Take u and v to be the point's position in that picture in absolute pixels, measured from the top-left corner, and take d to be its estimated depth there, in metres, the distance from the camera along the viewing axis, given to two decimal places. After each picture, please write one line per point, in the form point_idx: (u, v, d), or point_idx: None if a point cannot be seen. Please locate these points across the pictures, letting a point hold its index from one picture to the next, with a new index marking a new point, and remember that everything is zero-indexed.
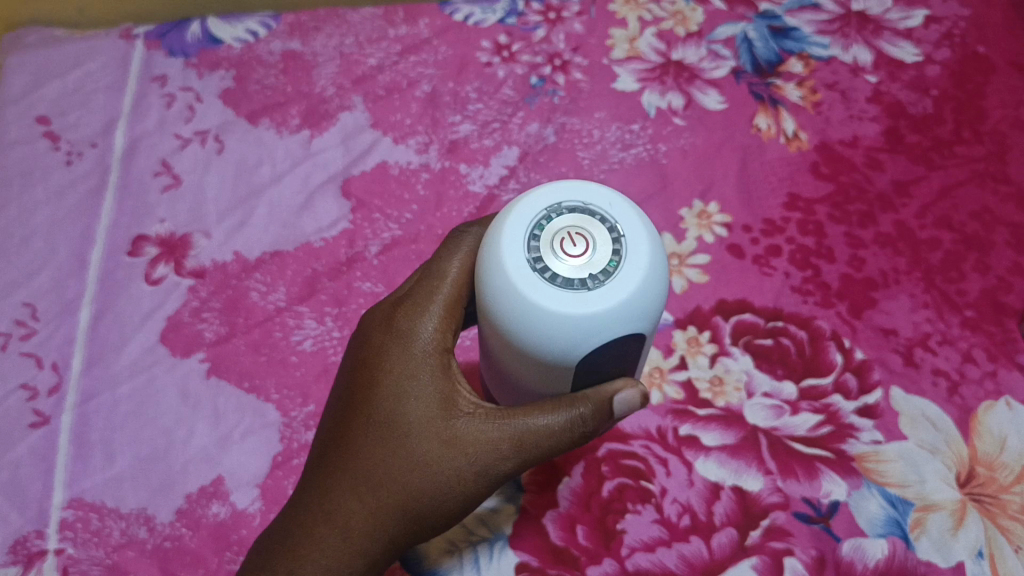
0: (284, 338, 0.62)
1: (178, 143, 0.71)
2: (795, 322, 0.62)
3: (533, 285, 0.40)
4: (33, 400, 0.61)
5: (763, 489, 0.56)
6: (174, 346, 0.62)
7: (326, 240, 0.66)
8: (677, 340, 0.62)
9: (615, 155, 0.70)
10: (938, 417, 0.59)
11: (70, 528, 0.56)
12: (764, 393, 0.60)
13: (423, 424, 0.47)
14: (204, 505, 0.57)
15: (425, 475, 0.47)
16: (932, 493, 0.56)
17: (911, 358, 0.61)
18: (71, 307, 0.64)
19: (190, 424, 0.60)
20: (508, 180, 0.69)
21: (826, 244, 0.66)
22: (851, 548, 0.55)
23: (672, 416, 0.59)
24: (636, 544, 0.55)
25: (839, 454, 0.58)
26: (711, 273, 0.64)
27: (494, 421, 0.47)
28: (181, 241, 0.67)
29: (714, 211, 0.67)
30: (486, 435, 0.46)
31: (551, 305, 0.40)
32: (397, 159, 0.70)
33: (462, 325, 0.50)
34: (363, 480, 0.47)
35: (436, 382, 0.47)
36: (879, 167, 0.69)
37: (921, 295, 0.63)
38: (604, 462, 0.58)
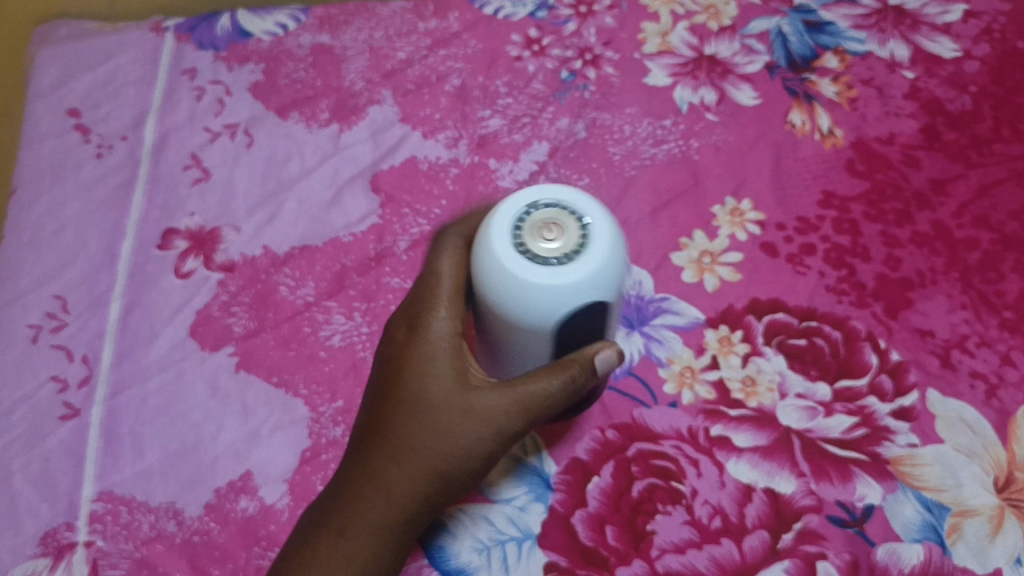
0: (313, 333, 0.62)
1: (208, 137, 0.71)
2: (829, 323, 0.61)
3: (513, 263, 0.40)
4: (63, 393, 0.61)
5: (796, 492, 0.56)
6: (204, 340, 0.62)
7: (355, 235, 0.66)
8: (708, 340, 0.61)
9: (646, 150, 0.69)
10: (976, 420, 0.58)
11: (99, 521, 0.57)
12: (797, 394, 0.59)
13: (446, 398, 0.47)
14: (233, 500, 0.57)
15: (446, 452, 0.47)
16: (969, 498, 0.55)
17: (948, 360, 0.60)
18: (101, 300, 0.64)
19: (219, 419, 0.60)
20: (538, 175, 0.68)
21: (861, 244, 0.64)
22: (885, 553, 0.54)
23: (704, 417, 0.58)
24: (667, 545, 0.54)
25: (874, 457, 0.57)
26: (744, 271, 0.64)
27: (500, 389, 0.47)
28: (211, 235, 0.66)
29: (747, 209, 0.66)
30: (495, 402, 0.46)
31: (526, 281, 0.39)
32: (426, 154, 0.69)
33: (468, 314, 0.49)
34: (395, 457, 0.47)
35: (454, 355, 0.48)
36: (916, 164, 0.68)
37: (958, 296, 0.62)
38: (634, 462, 0.57)
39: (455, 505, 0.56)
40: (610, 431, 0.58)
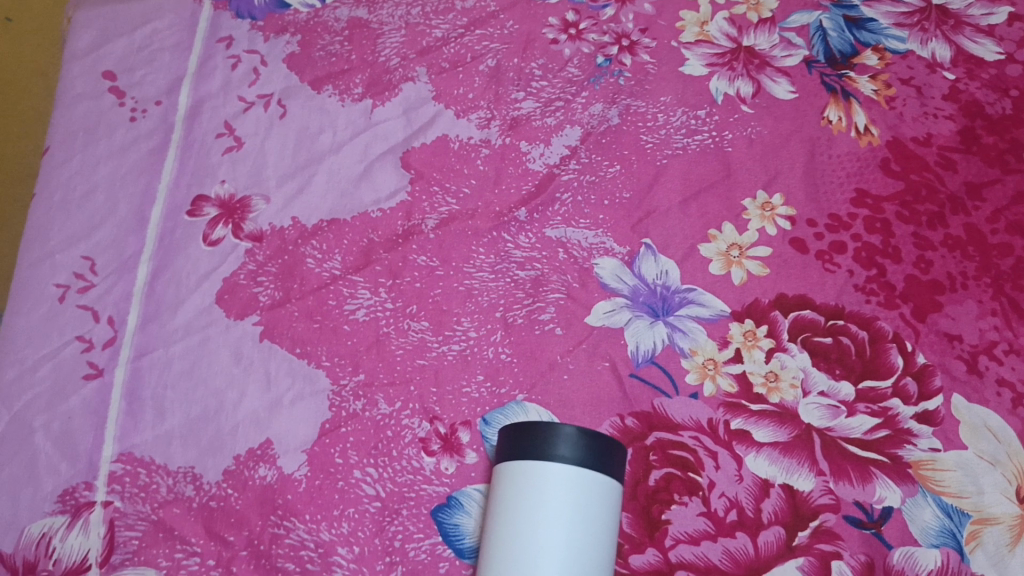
0: (337, 306, 0.62)
1: (241, 106, 0.71)
2: (857, 322, 0.61)
3: None
4: (88, 352, 0.61)
5: (814, 490, 0.55)
6: (230, 308, 0.63)
7: (383, 211, 0.66)
8: (733, 333, 0.61)
9: (679, 140, 0.68)
10: (1000, 428, 0.57)
11: (118, 481, 0.57)
12: (820, 392, 0.58)
13: (194, 416, 0.59)
14: (252, 467, 0.57)
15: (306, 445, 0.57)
16: (990, 506, 0.55)
17: (975, 366, 0.59)
18: (129, 263, 0.65)
19: (241, 386, 0.60)
20: (569, 160, 0.68)
21: (892, 244, 0.64)
22: (902, 557, 0.53)
23: (724, 410, 0.58)
24: (681, 536, 0.54)
25: (894, 459, 0.56)
26: (772, 266, 0.63)
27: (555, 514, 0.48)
28: (241, 204, 0.67)
29: (779, 203, 0.65)
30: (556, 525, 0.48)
31: None
32: (458, 133, 0.69)
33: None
34: None
35: (182, 381, 0.60)
36: (952, 167, 0.67)
37: (988, 302, 0.62)
38: (653, 451, 0.57)
39: (469, 484, 0.56)
40: (630, 419, 0.58)
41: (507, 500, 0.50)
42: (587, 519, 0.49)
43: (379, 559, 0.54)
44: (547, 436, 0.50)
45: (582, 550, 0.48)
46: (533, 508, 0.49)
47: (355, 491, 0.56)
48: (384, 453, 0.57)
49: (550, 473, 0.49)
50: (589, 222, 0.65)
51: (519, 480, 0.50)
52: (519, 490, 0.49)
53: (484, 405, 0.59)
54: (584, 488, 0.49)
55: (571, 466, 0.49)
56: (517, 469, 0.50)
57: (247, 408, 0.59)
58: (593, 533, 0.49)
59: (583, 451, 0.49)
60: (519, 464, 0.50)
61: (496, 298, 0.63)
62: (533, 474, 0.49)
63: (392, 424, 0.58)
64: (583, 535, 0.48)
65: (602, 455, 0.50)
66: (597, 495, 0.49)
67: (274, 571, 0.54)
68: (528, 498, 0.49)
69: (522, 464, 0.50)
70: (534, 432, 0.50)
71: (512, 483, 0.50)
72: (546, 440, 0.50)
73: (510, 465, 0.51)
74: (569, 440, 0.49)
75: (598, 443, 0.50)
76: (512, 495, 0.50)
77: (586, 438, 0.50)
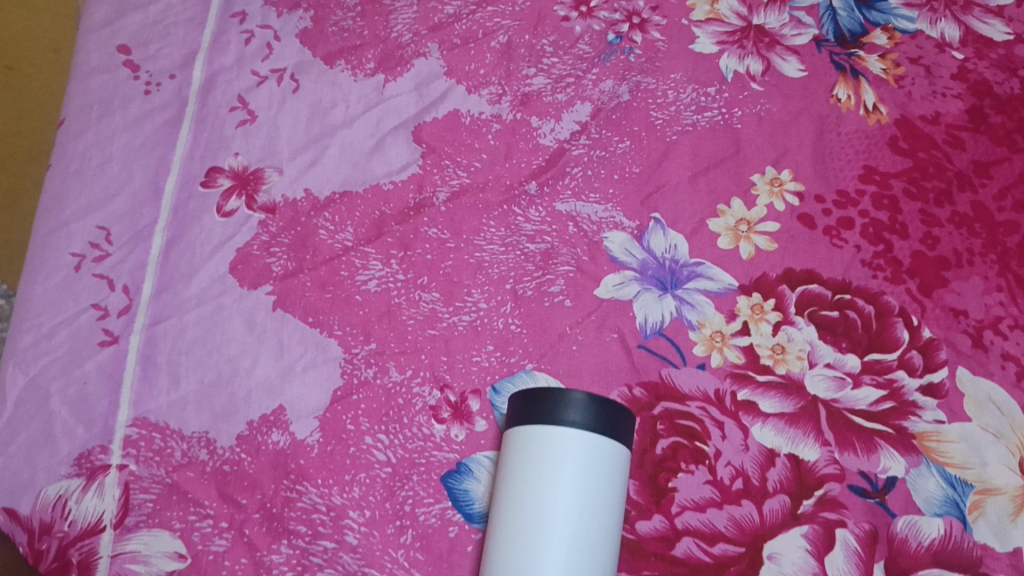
0: (349, 277, 0.63)
1: (255, 80, 0.72)
2: (863, 296, 0.61)
3: None
4: (103, 320, 0.62)
5: (819, 460, 0.56)
6: (243, 278, 0.63)
7: (395, 183, 0.67)
8: (740, 306, 0.61)
9: (688, 117, 0.69)
10: (1005, 401, 0.58)
11: (133, 446, 0.58)
12: (826, 364, 0.59)
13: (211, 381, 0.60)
14: (265, 433, 0.58)
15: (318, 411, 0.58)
16: (993, 477, 0.55)
17: (980, 341, 0.60)
18: (145, 232, 0.65)
19: (254, 353, 0.61)
20: (579, 135, 0.69)
21: (900, 220, 0.64)
22: (905, 526, 0.54)
23: (731, 380, 0.59)
24: (687, 503, 0.55)
25: (899, 430, 0.57)
26: (780, 241, 0.64)
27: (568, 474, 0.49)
28: (254, 176, 0.67)
29: (787, 179, 0.66)
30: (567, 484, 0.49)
31: None
32: (469, 108, 0.70)
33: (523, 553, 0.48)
34: None
35: (198, 347, 0.61)
36: (960, 145, 0.67)
37: (994, 278, 0.62)
38: (660, 420, 0.57)
39: (479, 451, 0.57)
40: (637, 389, 0.59)
41: (516, 464, 0.51)
42: (595, 483, 0.49)
43: (389, 523, 0.55)
44: (558, 401, 0.50)
45: (590, 513, 0.49)
46: (543, 473, 0.49)
47: (367, 457, 0.57)
48: (395, 420, 0.58)
49: (560, 437, 0.50)
50: (599, 197, 0.66)
51: (529, 444, 0.50)
52: (531, 455, 0.50)
53: (494, 374, 0.60)
54: (593, 453, 0.50)
55: (582, 432, 0.50)
56: (528, 436, 0.51)
57: (261, 373, 0.60)
58: (604, 498, 0.50)
59: (593, 417, 0.50)
60: (530, 429, 0.51)
61: (505, 270, 0.63)
62: (545, 439, 0.50)
63: (403, 391, 0.59)
64: (595, 497, 0.49)
65: (612, 421, 0.51)
66: (607, 460, 0.50)
67: (286, 534, 0.55)
68: (537, 462, 0.50)
69: (533, 428, 0.51)
70: (545, 397, 0.51)
71: (523, 450, 0.51)
72: (557, 405, 0.50)
73: (521, 430, 0.52)
74: (580, 406, 0.50)
75: (608, 407, 0.51)
76: (522, 459, 0.50)
77: (597, 404, 0.50)
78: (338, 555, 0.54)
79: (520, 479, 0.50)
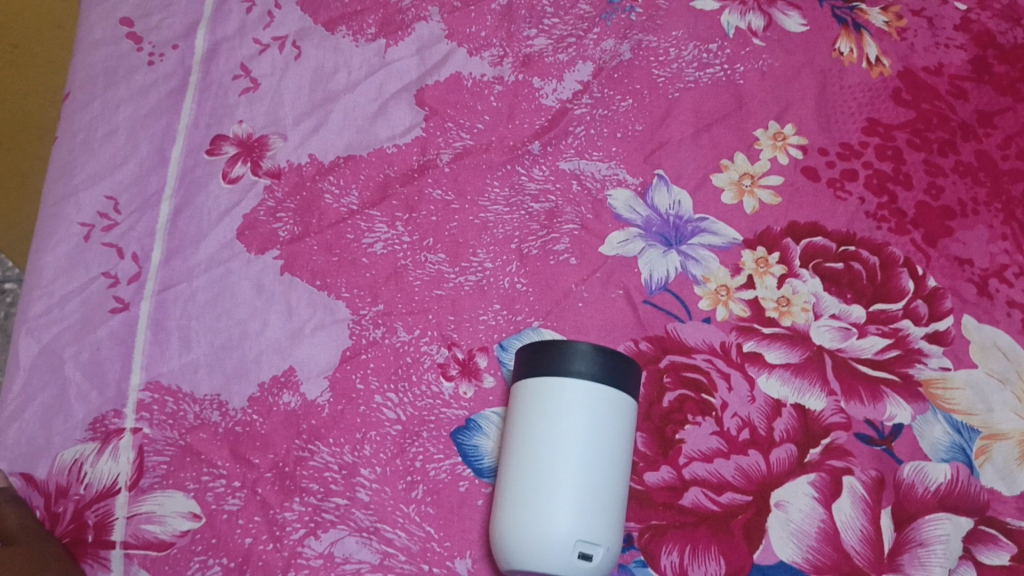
0: (355, 240, 0.63)
1: (257, 48, 0.72)
2: (868, 248, 0.62)
3: None
4: (114, 287, 0.63)
5: (825, 409, 0.56)
6: (251, 243, 0.64)
7: (399, 146, 0.67)
8: (745, 260, 0.62)
9: (690, 74, 0.69)
10: (1010, 348, 0.59)
11: (146, 409, 0.59)
12: (831, 315, 0.59)
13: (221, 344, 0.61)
14: (276, 394, 0.59)
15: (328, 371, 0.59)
16: (999, 422, 0.56)
17: (985, 289, 0.60)
18: (152, 201, 0.66)
19: (263, 317, 0.62)
20: (581, 95, 0.69)
21: (904, 171, 0.64)
22: (912, 471, 0.54)
23: (737, 333, 0.59)
24: (694, 454, 0.55)
25: (905, 378, 0.57)
26: (784, 195, 0.64)
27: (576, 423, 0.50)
28: (259, 142, 0.68)
29: (790, 133, 0.66)
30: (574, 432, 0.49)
31: None
32: (471, 71, 0.70)
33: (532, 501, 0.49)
34: None
35: (208, 312, 0.62)
36: (963, 96, 0.67)
37: (998, 227, 0.63)
38: (666, 373, 0.57)
39: (487, 407, 0.58)
40: (644, 343, 0.59)
41: (525, 417, 0.51)
42: (602, 432, 0.50)
43: (400, 478, 0.56)
44: (564, 353, 0.51)
45: (599, 461, 0.49)
46: (551, 422, 0.50)
47: (377, 415, 0.58)
48: (404, 378, 0.59)
49: (567, 386, 0.50)
50: (602, 155, 0.66)
51: (537, 396, 0.51)
52: (538, 406, 0.51)
53: (501, 332, 0.60)
54: (600, 402, 0.50)
55: (588, 382, 0.50)
56: (535, 388, 0.51)
57: (271, 336, 0.61)
58: (612, 447, 0.50)
59: (599, 366, 0.51)
60: (537, 381, 0.51)
61: (510, 230, 0.64)
62: (552, 390, 0.50)
63: (411, 350, 0.60)
64: (602, 446, 0.50)
65: (618, 371, 0.51)
66: (614, 410, 0.51)
67: (298, 491, 0.55)
68: (545, 413, 0.50)
69: (540, 381, 0.51)
70: (551, 350, 0.51)
71: (531, 402, 0.51)
72: (564, 357, 0.51)
73: (528, 383, 0.52)
74: (586, 356, 0.51)
75: (614, 358, 0.51)
76: (530, 411, 0.51)
77: (603, 355, 0.51)
78: (350, 512, 0.55)
79: (527, 431, 0.51)
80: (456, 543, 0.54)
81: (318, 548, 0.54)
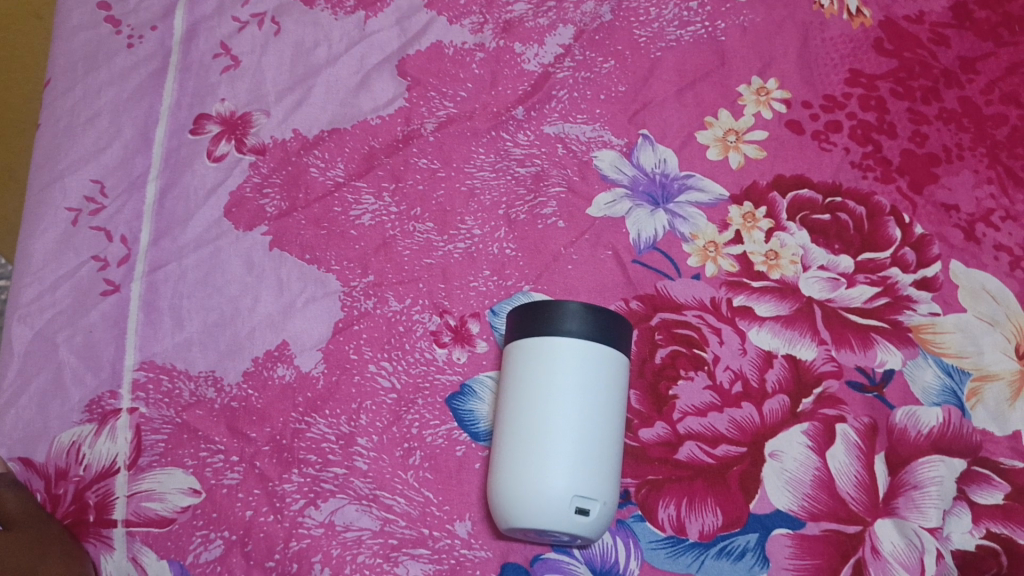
0: (343, 213, 0.63)
1: (236, 26, 0.72)
2: (854, 198, 0.62)
3: None
4: (104, 270, 0.63)
5: (817, 358, 0.57)
6: (239, 220, 0.64)
7: (383, 118, 0.67)
8: (732, 216, 0.62)
9: (671, 33, 0.69)
10: (999, 290, 0.59)
11: (142, 388, 0.59)
12: (820, 266, 0.60)
13: (214, 322, 0.61)
14: (270, 367, 0.59)
15: (322, 344, 0.59)
16: (990, 364, 0.57)
17: (972, 234, 0.61)
18: (138, 183, 0.66)
19: (255, 293, 0.62)
20: (563, 59, 0.68)
21: (887, 120, 0.64)
22: (904, 416, 0.55)
23: (726, 288, 0.59)
24: (688, 409, 0.55)
25: (894, 325, 0.58)
26: (769, 149, 0.64)
27: (570, 381, 0.50)
28: (242, 120, 0.68)
29: (773, 88, 0.66)
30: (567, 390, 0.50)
31: None
32: (451, 39, 0.69)
33: (531, 461, 0.49)
34: None
35: (198, 290, 0.62)
36: (945, 43, 0.67)
37: (984, 171, 0.63)
38: (657, 330, 0.58)
39: (481, 372, 0.58)
40: (634, 302, 0.59)
41: (519, 378, 0.51)
42: (596, 389, 0.50)
43: (397, 446, 0.56)
44: (555, 312, 0.51)
45: (594, 419, 0.50)
46: (545, 382, 0.50)
47: (372, 384, 0.58)
48: (398, 347, 0.59)
49: (559, 346, 0.50)
50: (586, 117, 0.66)
51: (529, 357, 0.51)
52: (532, 367, 0.51)
53: (492, 297, 0.60)
54: (593, 360, 0.50)
55: (580, 341, 0.50)
56: (529, 349, 0.51)
57: (263, 312, 0.61)
58: (605, 404, 0.50)
59: (591, 324, 0.51)
60: (529, 342, 0.52)
61: (498, 196, 0.64)
62: (545, 350, 0.51)
63: (403, 319, 0.60)
64: (596, 403, 0.50)
65: (610, 328, 0.52)
66: (607, 367, 0.51)
67: (296, 463, 0.56)
68: (541, 372, 0.50)
69: (532, 341, 0.51)
70: (542, 311, 0.52)
71: (524, 363, 0.51)
72: (554, 316, 0.51)
73: (521, 344, 0.52)
74: (577, 315, 0.51)
75: (605, 315, 0.52)
76: (524, 372, 0.51)
77: (593, 313, 0.51)
78: (349, 481, 0.55)
79: (522, 392, 0.51)
80: (454, 507, 0.54)
81: (318, 517, 0.54)
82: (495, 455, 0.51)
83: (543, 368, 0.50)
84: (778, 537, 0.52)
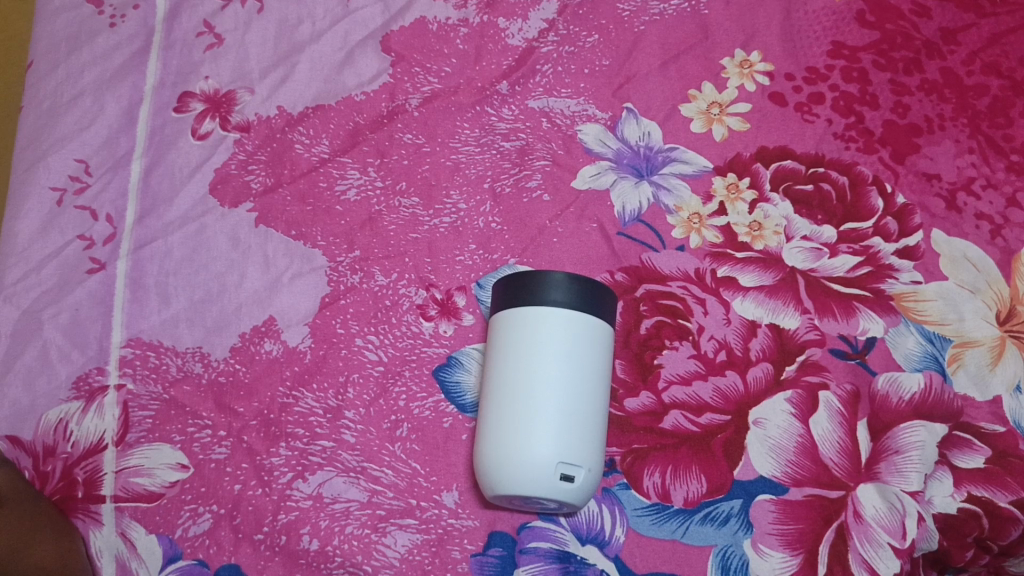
0: (329, 188, 0.64)
1: (220, 4, 0.71)
2: (837, 169, 0.62)
3: None
4: (90, 249, 0.63)
5: (800, 327, 0.57)
6: (224, 197, 0.64)
7: (367, 94, 0.67)
8: (716, 188, 0.62)
9: (655, 6, 0.69)
10: (980, 259, 0.59)
11: (129, 365, 0.59)
12: (803, 237, 0.60)
13: (200, 299, 0.61)
14: (258, 343, 0.59)
15: (309, 319, 0.60)
16: (971, 331, 0.57)
17: (954, 203, 0.61)
18: (123, 161, 0.66)
19: (241, 269, 0.62)
20: (547, 33, 0.69)
21: (870, 92, 0.65)
22: (886, 383, 0.56)
23: (711, 259, 0.60)
24: (673, 378, 0.56)
25: (877, 293, 0.58)
26: (752, 121, 0.64)
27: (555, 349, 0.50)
28: (226, 97, 0.68)
29: (757, 60, 0.66)
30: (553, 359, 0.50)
31: None
32: (435, 15, 0.69)
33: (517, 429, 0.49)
34: None
35: (184, 267, 0.62)
36: (926, 14, 0.68)
37: (965, 141, 0.63)
38: (643, 301, 0.58)
39: (468, 344, 0.58)
40: (620, 274, 0.59)
41: (505, 348, 0.52)
42: (580, 360, 0.50)
43: (385, 418, 0.56)
44: (540, 282, 0.52)
45: (578, 389, 0.50)
46: (531, 352, 0.50)
47: (359, 358, 0.58)
48: (384, 321, 0.59)
49: (544, 316, 0.51)
50: (571, 92, 0.66)
51: (515, 327, 0.52)
52: (518, 337, 0.51)
53: (478, 271, 0.61)
54: (577, 330, 0.51)
55: (564, 311, 0.51)
56: (515, 319, 0.52)
57: (249, 288, 0.61)
58: (590, 374, 0.51)
59: (575, 294, 0.51)
60: (515, 312, 0.52)
61: (482, 170, 0.64)
62: (531, 320, 0.51)
63: (390, 293, 0.60)
64: (580, 372, 0.50)
65: (594, 299, 0.52)
66: (591, 337, 0.51)
67: (284, 436, 0.56)
68: (526, 342, 0.51)
69: (517, 312, 0.52)
70: (527, 281, 0.52)
71: (510, 333, 0.52)
72: (539, 287, 0.51)
73: (506, 315, 0.53)
74: (562, 286, 0.51)
75: (590, 286, 0.52)
76: (509, 341, 0.52)
77: (578, 283, 0.52)
78: (337, 453, 0.55)
79: (508, 362, 0.51)
80: (442, 478, 0.55)
81: (306, 490, 0.55)
82: (482, 423, 0.52)
83: (529, 338, 0.51)
84: (761, 502, 0.53)
